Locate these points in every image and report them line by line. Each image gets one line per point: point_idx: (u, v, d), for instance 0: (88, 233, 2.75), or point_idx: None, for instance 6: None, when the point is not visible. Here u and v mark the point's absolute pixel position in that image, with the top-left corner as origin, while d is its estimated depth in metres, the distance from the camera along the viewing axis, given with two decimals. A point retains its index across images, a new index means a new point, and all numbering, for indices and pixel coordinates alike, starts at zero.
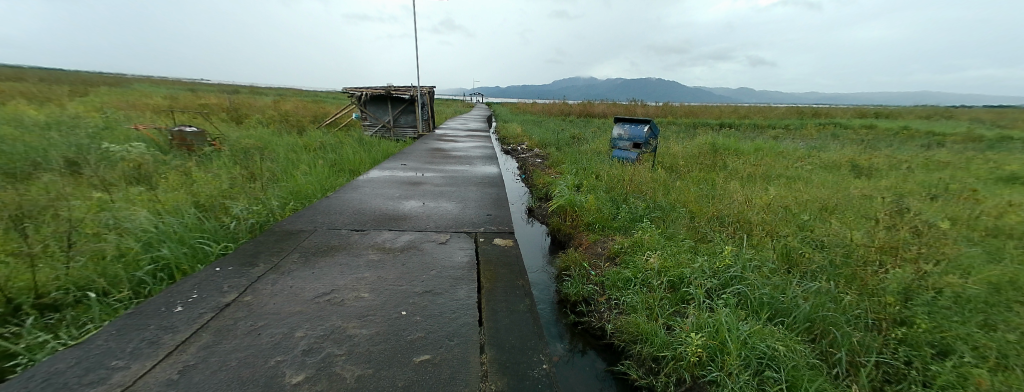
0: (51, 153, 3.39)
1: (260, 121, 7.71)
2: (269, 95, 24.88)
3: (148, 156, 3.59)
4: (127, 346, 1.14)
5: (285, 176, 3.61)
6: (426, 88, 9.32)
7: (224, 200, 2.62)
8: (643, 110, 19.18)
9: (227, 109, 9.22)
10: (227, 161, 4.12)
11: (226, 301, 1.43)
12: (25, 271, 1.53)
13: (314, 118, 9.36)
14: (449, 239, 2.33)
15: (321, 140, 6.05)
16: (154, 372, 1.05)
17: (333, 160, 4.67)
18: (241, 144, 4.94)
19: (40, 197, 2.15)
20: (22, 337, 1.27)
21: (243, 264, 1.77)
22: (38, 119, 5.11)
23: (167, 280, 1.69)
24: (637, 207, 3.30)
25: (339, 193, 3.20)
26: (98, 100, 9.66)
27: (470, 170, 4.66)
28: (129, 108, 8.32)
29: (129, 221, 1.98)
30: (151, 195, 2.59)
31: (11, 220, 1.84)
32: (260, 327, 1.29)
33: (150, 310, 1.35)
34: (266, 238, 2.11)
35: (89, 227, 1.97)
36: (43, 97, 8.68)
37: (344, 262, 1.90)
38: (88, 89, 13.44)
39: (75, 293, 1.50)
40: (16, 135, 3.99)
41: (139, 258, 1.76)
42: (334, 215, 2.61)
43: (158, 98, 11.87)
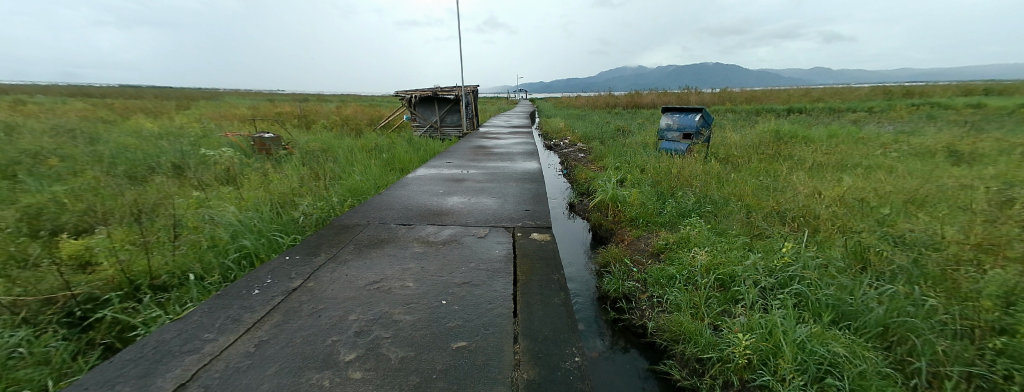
0: (163, 159, 4.04)
1: (323, 126, 8.47)
2: (332, 101, 27.34)
3: (236, 161, 4.16)
4: (215, 322, 1.35)
5: (344, 175, 3.96)
6: (470, 87, 9.57)
7: (293, 197, 2.94)
8: (697, 98, 17.97)
9: (297, 115, 10.26)
10: (296, 162, 4.61)
11: (293, 286, 1.63)
12: (145, 256, 1.86)
13: (370, 121, 10.07)
14: (487, 233, 2.41)
15: (375, 141, 6.50)
16: (236, 345, 1.23)
17: (386, 159, 5.01)
18: (308, 147, 5.48)
19: (155, 197, 2.59)
20: (141, 312, 1.56)
21: (307, 254, 1.99)
22: (154, 131, 6.11)
23: (248, 267, 1.95)
24: (685, 201, 3.12)
25: (389, 190, 3.44)
26: (198, 112, 11.31)
27: (510, 166, 4.72)
28: (221, 118, 9.63)
29: (219, 216, 2.31)
30: (239, 193, 3.00)
31: (134, 216, 2.25)
32: (320, 310, 1.46)
33: (234, 291, 1.57)
34: (326, 231, 2.34)
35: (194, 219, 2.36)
36: (157, 112, 10.34)
37: (392, 253, 2.06)
38: (191, 103, 15.72)
39: (183, 276, 1.81)
40: (139, 144, 4.80)
41: (227, 247, 2.05)
42: (385, 211, 2.82)
43: (244, 108, 13.61)
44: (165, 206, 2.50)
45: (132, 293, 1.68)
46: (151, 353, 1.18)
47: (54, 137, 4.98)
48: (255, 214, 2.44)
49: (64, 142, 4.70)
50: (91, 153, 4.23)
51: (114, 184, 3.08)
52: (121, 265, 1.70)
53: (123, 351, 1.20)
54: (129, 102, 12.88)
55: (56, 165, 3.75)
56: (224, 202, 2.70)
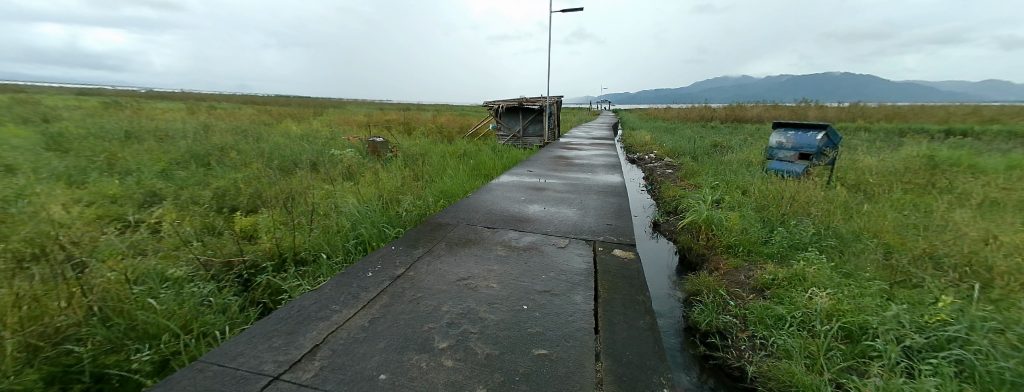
0: (304, 156, 4.97)
1: (421, 133, 9.45)
2: (428, 110, 30.31)
3: (353, 161, 4.89)
4: (340, 296, 1.61)
5: (437, 177, 4.36)
6: (555, 98, 9.70)
7: (396, 195, 3.35)
8: (817, 113, 15.40)
9: (400, 122, 11.64)
10: (399, 164, 5.23)
11: (397, 274, 1.85)
12: (292, 234, 2.31)
13: (460, 128, 10.90)
14: (568, 244, 2.41)
15: (464, 148, 7.01)
16: (355, 318, 1.45)
17: (474, 165, 5.37)
18: (409, 151, 6.18)
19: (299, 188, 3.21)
20: (288, 280, 1.95)
21: (408, 246, 2.24)
22: (298, 133, 7.55)
23: (362, 251, 2.28)
24: (799, 232, 2.70)
25: (476, 194, 3.68)
26: (326, 118, 13.60)
27: (592, 178, 4.65)
28: (343, 123, 11.44)
29: (343, 207, 2.75)
30: (354, 189, 3.52)
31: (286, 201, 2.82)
32: (419, 298, 1.64)
33: (353, 272, 1.86)
34: (423, 227, 2.61)
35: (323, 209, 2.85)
36: (300, 117, 12.75)
37: (478, 254, 2.20)
38: (321, 110, 18.93)
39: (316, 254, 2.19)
40: (288, 143, 5.98)
41: (348, 233, 2.43)
42: (472, 213, 3.03)
43: (361, 115, 15.93)
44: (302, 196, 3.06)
45: (282, 264, 2.11)
46: (296, 315, 1.45)
47: (233, 136, 6.49)
48: (367, 207, 2.84)
49: (241, 140, 6.10)
50: (258, 149, 5.42)
51: (269, 175, 3.88)
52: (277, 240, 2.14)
53: (278, 309, 1.51)
54: (281, 109, 16.12)
55: (234, 158, 4.88)
56: (343, 195, 3.19)
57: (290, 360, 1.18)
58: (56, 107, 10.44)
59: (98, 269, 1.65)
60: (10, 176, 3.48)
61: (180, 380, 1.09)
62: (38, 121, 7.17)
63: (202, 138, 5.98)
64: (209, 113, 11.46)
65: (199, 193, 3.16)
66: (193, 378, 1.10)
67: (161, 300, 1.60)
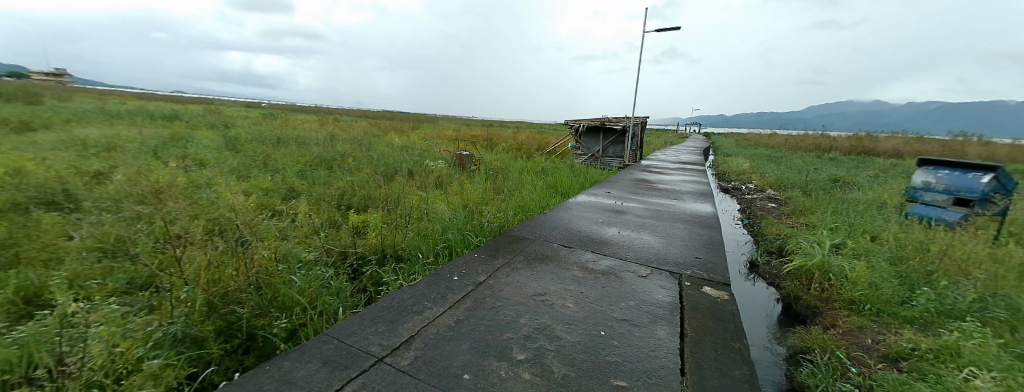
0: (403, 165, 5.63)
1: (502, 148, 9.94)
2: (510, 127, 31.76)
3: (443, 174, 5.40)
4: (430, 293, 1.78)
5: (517, 192, 4.54)
6: (640, 119, 9.37)
7: (480, 208, 3.59)
8: (988, 149, 12.12)
9: (484, 138, 12.40)
10: (482, 176, 5.59)
11: (479, 281, 1.98)
12: (396, 235, 2.72)
13: (539, 146, 11.17)
14: (649, 274, 2.27)
15: (543, 165, 7.16)
16: (442, 316, 1.58)
17: (552, 182, 5.45)
18: (491, 166, 6.55)
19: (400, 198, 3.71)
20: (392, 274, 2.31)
21: (488, 255, 2.37)
22: (399, 145, 8.59)
23: (449, 255, 2.54)
24: (956, 295, 2.14)
25: (554, 211, 3.72)
26: (420, 131, 15.20)
27: (678, 205, 4.34)
28: (435, 137, 12.64)
29: (439, 217, 3.16)
30: (443, 200, 3.88)
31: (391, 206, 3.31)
32: (498, 307, 1.72)
33: (441, 274, 2.04)
34: (502, 239, 2.74)
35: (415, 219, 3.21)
36: (401, 130, 14.49)
37: (555, 271, 2.21)
38: (417, 124, 21.18)
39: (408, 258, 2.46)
40: (391, 154, 6.86)
41: (438, 238, 2.72)
42: (549, 229, 3.07)
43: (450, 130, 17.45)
44: (402, 207, 3.50)
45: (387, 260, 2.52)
46: (395, 305, 1.64)
47: (350, 144, 7.68)
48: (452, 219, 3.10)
49: (356, 149, 7.18)
50: (368, 158, 6.32)
51: (378, 184, 4.52)
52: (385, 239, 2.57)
53: (381, 298, 1.74)
54: (387, 123, 18.52)
55: (350, 164, 5.77)
56: (434, 208, 3.55)
57: (392, 345, 1.34)
58: (235, 116, 13.61)
59: (258, 247, 2.10)
60: (206, 168, 4.67)
61: (310, 347, 1.31)
62: (223, 127, 9.46)
63: (328, 145, 7.20)
64: (334, 124, 13.72)
65: (324, 198, 3.84)
66: (319, 347, 1.31)
67: (297, 278, 1.96)
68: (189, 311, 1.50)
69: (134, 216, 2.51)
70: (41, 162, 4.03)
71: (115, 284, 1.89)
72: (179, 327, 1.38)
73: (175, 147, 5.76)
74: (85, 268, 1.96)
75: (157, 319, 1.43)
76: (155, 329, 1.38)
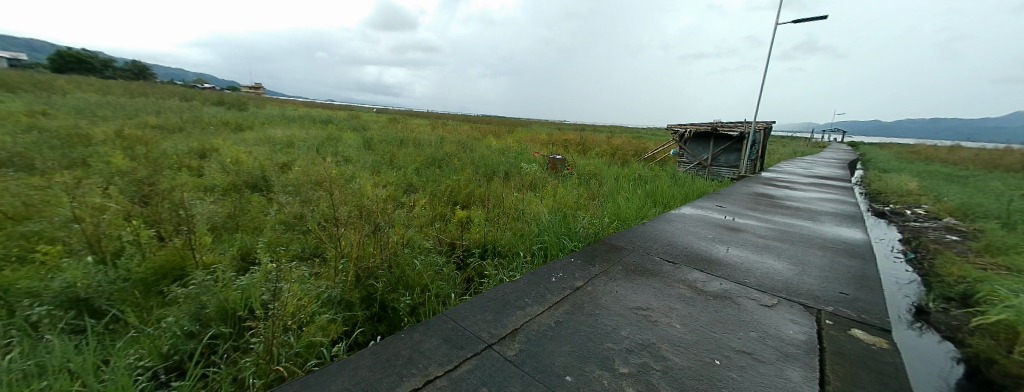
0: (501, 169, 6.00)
1: (596, 153, 9.73)
2: (603, 131, 30.76)
3: (538, 178, 5.58)
4: (530, 292, 1.88)
5: (612, 199, 4.40)
6: (762, 124, 8.14)
7: (574, 213, 3.61)
8: None
9: (578, 142, 12.30)
10: (575, 181, 5.58)
11: (576, 286, 1.99)
12: (496, 233, 3.06)
13: (636, 152, 10.60)
14: (775, 305, 1.95)
15: (640, 172, 6.78)
16: (542, 316, 1.66)
17: (650, 190, 5.13)
18: (585, 171, 6.48)
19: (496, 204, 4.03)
20: (495, 265, 2.68)
21: (585, 261, 2.35)
22: (497, 148, 9.14)
23: (544, 254, 2.75)
24: None
25: (654, 222, 3.49)
26: (516, 135, 15.88)
27: (812, 227, 3.63)
28: (530, 141, 13.03)
29: (536, 217, 3.44)
30: (538, 203, 4.03)
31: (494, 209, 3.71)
32: (597, 315, 1.69)
33: (539, 274, 2.11)
34: (598, 246, 2.67)
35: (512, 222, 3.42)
36: (498, 134, 15.34)
37: (658, 286, 2.07)
38: (513, 127, 22.09)
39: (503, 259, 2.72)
40: (490, 157, 7.36)
41: (533, 240, 2.91)
42: (649, 241, 2.88)
43: (544, 134, 17.75)
44: (501, 210, 3.76)
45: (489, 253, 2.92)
46: (499, 296, 1.84)
47: (455, 146, 8.47)
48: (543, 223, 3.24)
49: (461, 151, 7.89)
50: (470, 160, 6.89)
51: (479, 187, 4.94)
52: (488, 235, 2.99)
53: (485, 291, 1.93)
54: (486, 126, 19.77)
55: (455, 165, 6.38)
56: (530, 212, 3.71)
57: (499, 334, 1.51)
58: (367, 119, 16.24)
59: (389, 231, 2.74)
60: (349, 163, 5.74)
61: (433, 324, 1.60)
62: (361, 129, 11.43)
63: (437, 147, 8.06)
64: (441, 128, 15.24)
65: (434, 197, 4.40)
66: (439, 325, 1.59)
67: (417, 262, 2.47)
68: (344, 279, 2.15)
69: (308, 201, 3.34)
70: (251, 155, 5.52)
71: (294, 251, 2.66)
72: (341, 292, 2.01)
73: (328, 146, 7.19)
74: (278, 237, 2.81)
75: (325, 282, 2.09)
76: (323, 291, 2.01)
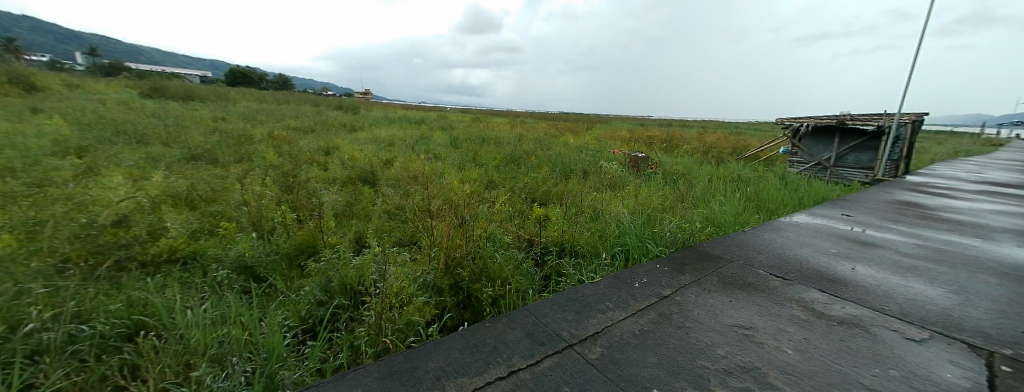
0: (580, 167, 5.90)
1: (685, 151, 8.93)
2: (694, 127, 27.97)
3: (619, 179, 5.37)
4: (612, 296, 1.85)
5: (705, 202, 4.01)
6: (911, 116, 6.56)
7: (660, 215, 3.39)
8: None
9: (664, 139, 11.43)
10: (661, 182, 5.22)
11: (664, 294, 1.86)
12: (575, 233, 3.04)
13: (734, 150, 9.43)
14: (927, 340, 1.56)
15: (739, 172, 6.02)
16: (625, 322, 1.60)
17: (752, 193, 4.53)
18: (672, 170, 6.01)
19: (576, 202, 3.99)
20: (575, 265, 2.68)
21: (674, 269, 2.18)
22: (576, 146, 9.01)
23: (624, 258, 2.67)
24: None
25: (757, 230, 3.06)
26: (596, 132, 15.41)
27: (990, 248, 2.80)
28: (611, 138, 12.51)
29: (617, 218, 3.34)
30: (619, 204, 3.89)
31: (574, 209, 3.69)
32: (688, 328, 1.56)
33: (622, 279, 2.04)
34: (689, 253, 2.45)
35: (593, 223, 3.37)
36: (577, 131, 15.08)
37: (763, 304, 1.81)
38: (593, 124, 21.49)
39: (582, 260, 2.70)
40: (569, 155, 7.29)
41: (614, 243, 2.85)
42: (752, 252, 2.54)
43: (626, 130, 16.85)
44: (580, 211, 3.74)
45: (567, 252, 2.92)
46: (580, 297, 1.85)
47: (534, 144, 8.59)
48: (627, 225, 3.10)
49: (539, 149, 7.97)
50: (549, 158, 6.92)
51: (558, 186, 4.96)
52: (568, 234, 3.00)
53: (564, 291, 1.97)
54: (564, 124, 19.57)
55: (534, 163, 6.47)
56: (612, 213, 3.58)
57: (580, 335, 1.52)
58: (453, 119, 17.43)
59: (472, 225, 2.93)
60: (438, 160, 6.26)
61: (516, 317, 1.72)
62: (448, 128, 12.32)
63: (517, 145, 8.27)
64: (521, 125, 15.55)
65: (513, 194, 4.54)
66: (521, 319, 1.70)
67: (499, 256, 2.59)
68: (436, 266, 2.37)
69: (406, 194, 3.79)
70: (361, 152, 6.40)
71: (395, 238, 3.04)
72: (431, 276, 2.25)
73: (420, 144, 7.92)
74: (383, 225, 3.24)
75: (420, 267, 2.34)
76: (419, 276, 2.26)
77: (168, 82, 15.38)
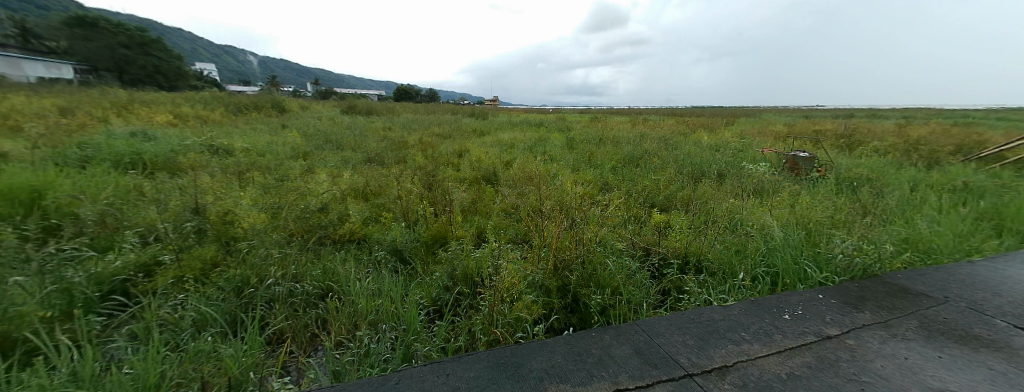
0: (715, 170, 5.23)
1: (873, 150, 6.85)
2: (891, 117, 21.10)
3: (765, 187, 4.47)
4: (751, 326, 1.58)
5: (902, 218, 3.03)
6: None
7: (828, 230, 2.73)
8: None
9: (839, 134, 8.98)
10: (831, 189, 4.16)
11: (828, 333, 1.50)
12: (704, 246, 2.67)
13: (963, 147, 6.75)
14: None
15: (970, 178, 4.29)
16: (766, 360, 1.36)
17: (993, 210, 3.19)
18: (848, 174, 4.74)
19: (711, 210, 3.55)
20: (701, 283, 2.36)
21: (847, 303, 1.73)
22: (711, 145, 7.94)
23: (771, 280, 2.27)
24: None
25: (998, 264, 2.15)
26: (737, 128, 13.12)
27: None
28: (758, 134, 10.55)
29: (767, 230, 2.87)
30: (764, 214, 3.25)
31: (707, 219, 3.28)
32: (863, 382, 1.21)
33: (766, 307, 1.73)
34: (873, 286, 1.91)
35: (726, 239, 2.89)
36: (713, 127, 13.21)
37: (1002, 370, 1.26)
38: (733, 118, 18.36)
39: (710, 280, 2.35)
40: (702, 155, 6.49)
41: (759, 260, 2.46)
42: (985, 294, 1.81)
43: (781, 123, 13.91)
44: (710, 221, 3.25)
45: (690, 267, 2.59)
46: (705, 320, 1.68)
47: (659, 143, 7.93)
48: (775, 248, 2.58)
49: (666, 148, 7.33)
50: (677, 158, 6.32)
51: (683, 190, 4.43)
52: (698, 248, 2.65)
53: (689, 312, 1.80)
54: (697, 120, 17.41)
55: (659, 163, 5.98)
56: (755, 228, 2.99)
57: (703, 366, 1.35)
58: (570, 120, 17.43)
59: (584, 229, 2.85)
60: (554, 161, 6.36)
61: (625, 331, 1.64)
62: (566, 129, 12.46)
63: (639, 144, 7.79)
64: (644, 124, 14.52)
65: (632, 196, 4.30)
66: (632, 334, 1.61)
67: (610, 262, 2.47)
68: (545, 266, 2.42)
69: (525, 194, 4.03)
70: (487, 154, 7.08)
71: (509, 236, 3.20)
72: (539, 277, 2.29)
73: (539, 146, 8.28)
74: (499, 222, 3.46)
75: (530, 265, 2.42)
76: (529, 273, 2.33)
77: (354, 101, 20.02)
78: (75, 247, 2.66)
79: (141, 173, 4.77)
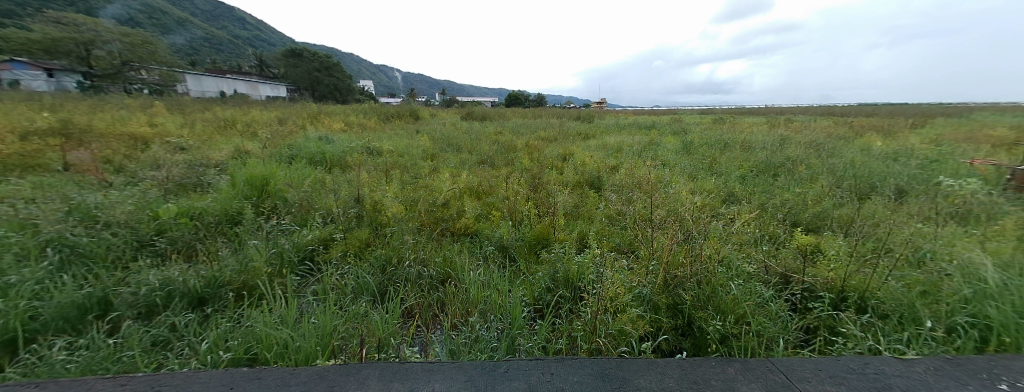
0: (890, 186, 4.14)
1: None
2: None
3: (976, 213, 3.30)
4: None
5: None
6: None
7: None
8: None
9: None
10: None
11: None
12: (870, 282, 2.15)
13: None
14: None
15: None
16: None
17: None
18: None
19: (880, 233, 2.86)
20: (861, 326, 1.92)
21: None
22: (886, 152, 6.26)
23: (976, 334, 1.76)
24: None
25: None
26: (934, 131, 9.88)
27: None
28: (968, 140, 7.87)
29: (973, 266, 2.22)
30: (970, 249, 2.48)
31: (873, 247, 2.63)
32: None
33: (969, 374, 1.36)
34: None
35: (903, 278, 2.25)
36: (889, 129, 10.37)
37: None
38: (926, 119, 13.86)
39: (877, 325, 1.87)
40: (870, 164, 5.19)
41: (957, 305, 1.93)
42: None
43: (1009, 123, 10.10)
44: (880, 249, 2.58)
45: (845, 305, 2.13)
46: (872, 374, 1.37)
47: (805, 149, 6.63)
48: (991, 300, 1.90)
49: (815, 154, 6.09)
50: (831, 166, 5.19)
51: (841, 209, 3.59)
52: (862, 286, 2.14)
53: (847, 359, 1.48)
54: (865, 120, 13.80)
55: (804, 172, 5.01)
56: (955, 268, 2.25)
57: None
58: (687, 122, 15.71)
59: (703, 244, 2.58)
60: (667, 167, 5.87)
61: (754, 368, 1.44)
62: (682, 132, 11.40)
63: (778, 149, 6.64)
64: (785, 126, 12.24)
65: (765, 210, 3.72)
66: (763, 372, 1.41)
67: (734, 286, 2.20)
68: (654, 280, 2.29)
69: (634, 200, 3.88)
70: (593, 157, 7.03)
71: (613, 244, 3.14)
72: (648, 291, 2.18)
73: (650, 149, 7.81)
74: (604, 229, 3.42)
75: (636, 277, 2.33)
76: (635, 286, 2.25)
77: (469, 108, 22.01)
78: (285, 222, 3.67)
79: (323, 168, 6.23)
